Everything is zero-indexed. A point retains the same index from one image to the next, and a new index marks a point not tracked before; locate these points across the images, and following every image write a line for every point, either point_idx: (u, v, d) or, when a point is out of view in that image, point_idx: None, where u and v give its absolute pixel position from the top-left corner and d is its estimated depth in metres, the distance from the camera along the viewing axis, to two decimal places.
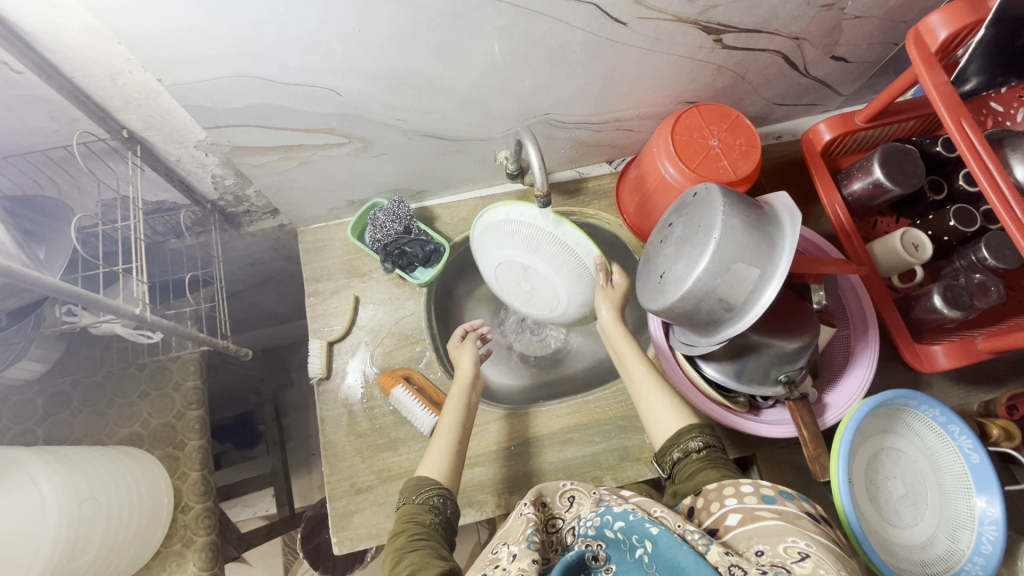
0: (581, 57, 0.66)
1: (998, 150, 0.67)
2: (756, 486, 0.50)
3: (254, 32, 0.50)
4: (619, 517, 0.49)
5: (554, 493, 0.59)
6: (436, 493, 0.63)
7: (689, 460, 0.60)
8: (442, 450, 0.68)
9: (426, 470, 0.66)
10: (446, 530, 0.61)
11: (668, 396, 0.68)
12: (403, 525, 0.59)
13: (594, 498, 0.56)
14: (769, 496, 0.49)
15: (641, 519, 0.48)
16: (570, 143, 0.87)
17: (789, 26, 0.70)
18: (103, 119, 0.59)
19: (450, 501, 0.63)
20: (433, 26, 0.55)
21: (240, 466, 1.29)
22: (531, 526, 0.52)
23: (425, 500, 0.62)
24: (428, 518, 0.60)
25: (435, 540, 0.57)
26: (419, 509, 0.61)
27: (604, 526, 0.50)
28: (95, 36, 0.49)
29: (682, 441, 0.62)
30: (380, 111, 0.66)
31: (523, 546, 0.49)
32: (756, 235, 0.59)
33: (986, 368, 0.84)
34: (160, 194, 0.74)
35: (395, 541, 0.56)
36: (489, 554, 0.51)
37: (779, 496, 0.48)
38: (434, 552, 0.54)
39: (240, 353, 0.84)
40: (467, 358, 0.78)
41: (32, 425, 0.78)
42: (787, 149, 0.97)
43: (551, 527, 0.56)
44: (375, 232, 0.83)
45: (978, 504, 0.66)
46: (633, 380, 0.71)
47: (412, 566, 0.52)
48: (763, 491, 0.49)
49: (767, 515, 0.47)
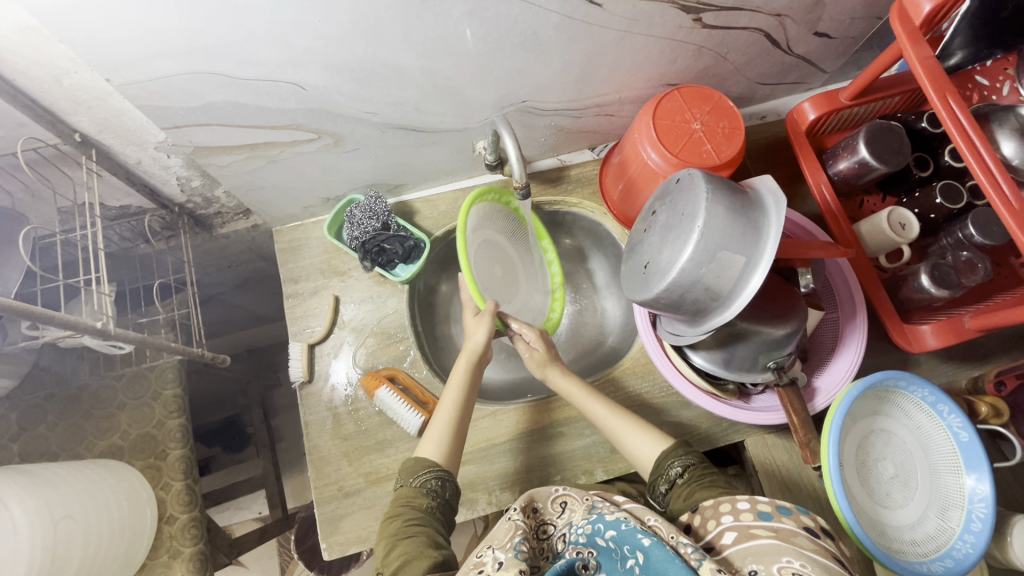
0: (556, 42, 0.64)
1: (985, 126, 0.65)
2: (752, 503, 0.50)
3: (205, 25, 0.47)
4: (611, 526, 0.50)
5: (546, 499, 0.59)
6: (433, 476, 0.63)
7: (677, 488, 0.61)
8: (442, 423, 0.69)
9: (426, 451, 0.67)
10: (445, 512, 0.62)
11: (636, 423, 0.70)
12: (399, 508, 0.60)
13: (587, 505, 0.56)
14: (766, 512, 0.48)
15: (632, 530, 0.48)
16: (550, 131, 0.85)
17: (769, 2, 0.68)
18: (52, 123, 0.55)
19: (448, 483, 0.64)
20: (397, 13, 0.52)
21: (230, 469, 1.27)
22: (518, 535, 0.51)
23: (422, 483, 0.63)
24: (424, 502, 0.61)
25: (430, 526, 0.58)
26: (416, 492, 0.62)
27: (595, 535, 0.50)
28: (32, 34, 0.45)
29: (665, 470, 0.63)
30: (350, 105, 0.63)
31: (509, 554, 0.48)
32: (741, 222, 0.57)
33: (973, 345, 0.83)
34: (123, 199, 0.71)
35: (388, 526, 0.58)
36: (475, 559, 0.50)
37: (775, 511, 0.48)
38: (427, 540, 0.55)
39: (218, 361, 0.82)
40: (480, 325, 0.74)
41: (4, 442, 0.75)
42: (772, 129, 0.95)
43: (543, 534, 0.56)
44: (353, 229, 0.80)
45: (967, 482, 0.67)
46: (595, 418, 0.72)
47: (403, 557, 0.53)
48: (759, 507, 0.49)
49: (763, 533, 0.46)
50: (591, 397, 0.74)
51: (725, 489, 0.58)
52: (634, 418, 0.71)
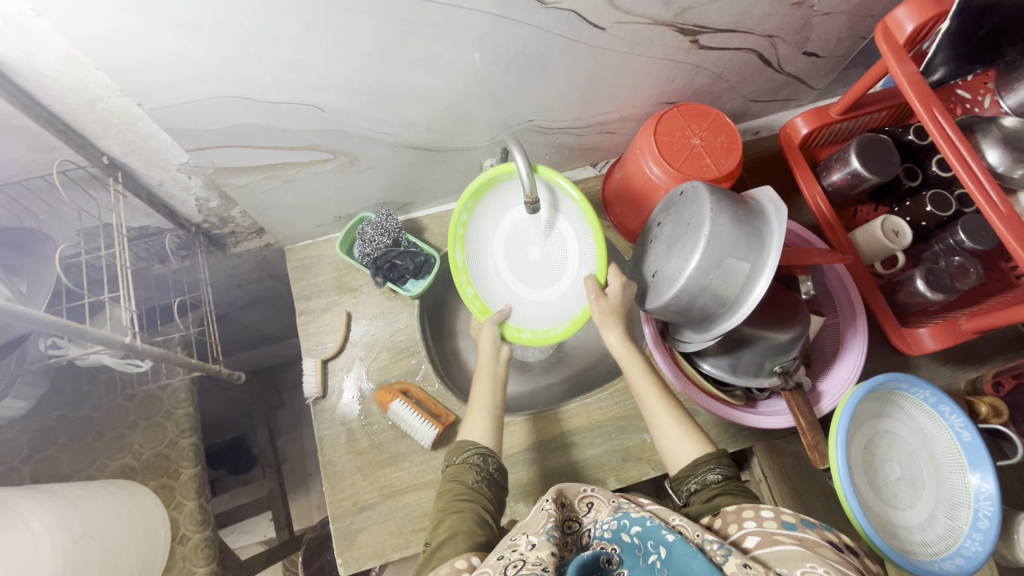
0: (561, 63, 0.67)
1: (970, 136, 0.69)
2: (777, 513, 0.49)
3: (234, 52, 0.50)
4: (636, 523, 0.51)
5: (574, 496, 0.61)
6: (475, 452, 0.65)
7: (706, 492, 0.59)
8: (482, 422, 0.69)
9: (472, 433, 0.68)
10: (491, 488, 0.62)
11: (682, 425, 0.67)
12: (447, 484, 0.61)
13: (613, 505, 0.57)
14: (790, 522, 0.48)
15: (656, 526, 0.49)
16: (554, 149, 0.88)
17: (762, 24, 0.72)
18: (82, 146, 0.57)
19: (491, 460, 0.64)
20: (414, 39, 0.55)
21: (235, 492, 1.26)
22: (551, 522, 0.53)
23: (465, 459, 0.64)
24: (470, 477, 0.62)
25: (478, 502, 0.59)
26: (461, 468, 0.63)
27: (620, 531, 0.51)
28: (72, 62, 0.48)
29: (700, 473, 0.61)
30: (366, 126, 0.66)
31: (541, 538, 0.49)
32: (744, 231, 0.60)
33: (969, 347, 0.86)
34: (142, 220, 0.73)
35: (439, 501, 0.60)
36: (508, 541, 0.51)
37: (800, 523, 0.47)
38: (473, 517, 0.56)
39: (232, 378, 0.83)
40: (486, 330, 0.75)
41: (16, 464, 0.75)
42: (766, 144, 0.99)
43: (569, 528, 0.57)
44: (364, 246, 0.82)
45: (972, 481, 0.68)
46: (646, 407, 0.70)
47: (450, 530, 0.54)
48: (783, 517, 0.48)
49: (787, 540, 0.46)
50: (646, 378, 0.71)
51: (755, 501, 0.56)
52: (681, 412, 0.68)
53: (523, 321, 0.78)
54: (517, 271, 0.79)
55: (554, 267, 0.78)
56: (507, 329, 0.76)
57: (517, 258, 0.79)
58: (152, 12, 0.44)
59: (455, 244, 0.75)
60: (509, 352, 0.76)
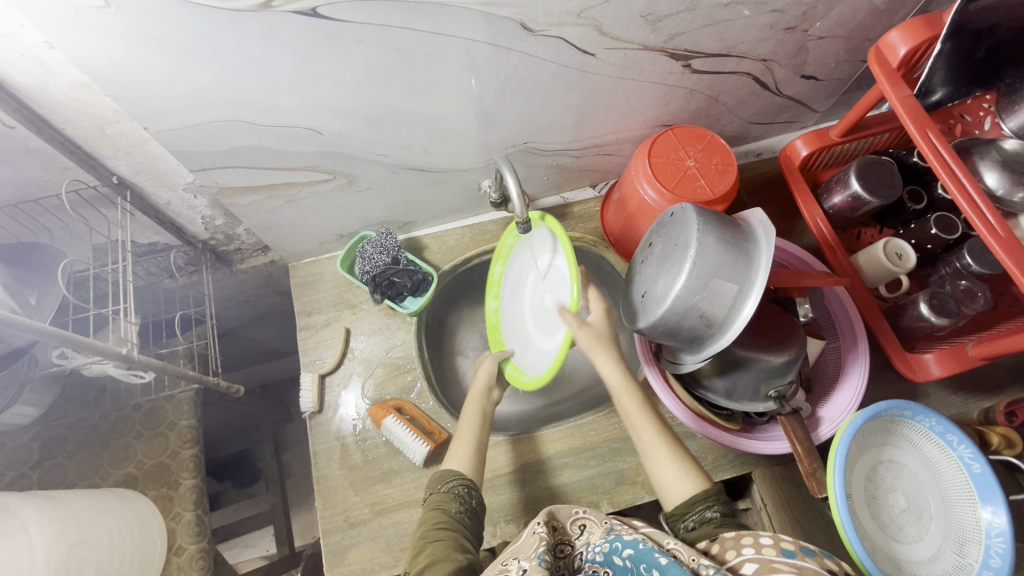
0: (554, 88, 0.68)
1: (968, 159, 0.67)
2: (775, 539, 0.48)
3: (234, 79, 0.53)
4: (628, 545, 0.52)
5: (567, 518, 0.60)
6: (460, 483, 0.65)
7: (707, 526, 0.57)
8: (462, 452, 0.71)
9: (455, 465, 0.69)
10: (472, 520, 0.62)
11: (679, 459, 0.64)
12: (432, 512, 0.61)
13: (605, 527, 0.57)
14: (789, 550, 0.46)
15: (649, 550, 0.50)
16: (552, 170, 0.89)
17: (755, 49, 0.72)
18: (93, 166, 0.61)
19: (474, 492, 0.65)
20: (406, 67, 0.57)
21: (240, 505, 1.28)
22: (544, 545, 0.53)
23: (450, 488, 0.64)
24: (452, 506, 0.62)
25: (457, 531, 0.59)
26: (444, 496, 0.63)
27: (612, 554, 0.52)
28: (82, 90, 0.51)
29: (698, 510, 0.59)
30: (363, 148, 0.68)
31: (534, 563, 0.50)
32: (732, 252, 0.60)
33: (981, 375, 0.83)
34: (151, 237, 0.76)
35: (420, 528, 0.59)
36: (500, 566, 0.52)
37: (799, 550, 0.46)
38: (454, 544, 0.56)
39: (231, 391, 0.85)
40: (488, 364, 0.79)
41: (25, 471, 0.78)
42: (768, 166, 0.99)
43: (561, 552, 0.57)
44: (364, 264, 0.84)
45: (983, 516, 0.65)
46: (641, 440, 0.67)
47: (431, 557, 0.54)
48: (782, 544, 0.47)
49: (784, 568, 0.44)
50: (642, 411, 0.69)
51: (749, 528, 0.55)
52: (677, 446, 0.66)
53: (528, 364, 0.75)
54: (540, 324, 0.75)
55: (560, 297, 0.70)
56: (507, 366, 0.79)
57: (543, 313, 0.74)
58: (159, 44, 0.47)
59: (489, 318, 0.85)
60: (498, 397, 0.79)
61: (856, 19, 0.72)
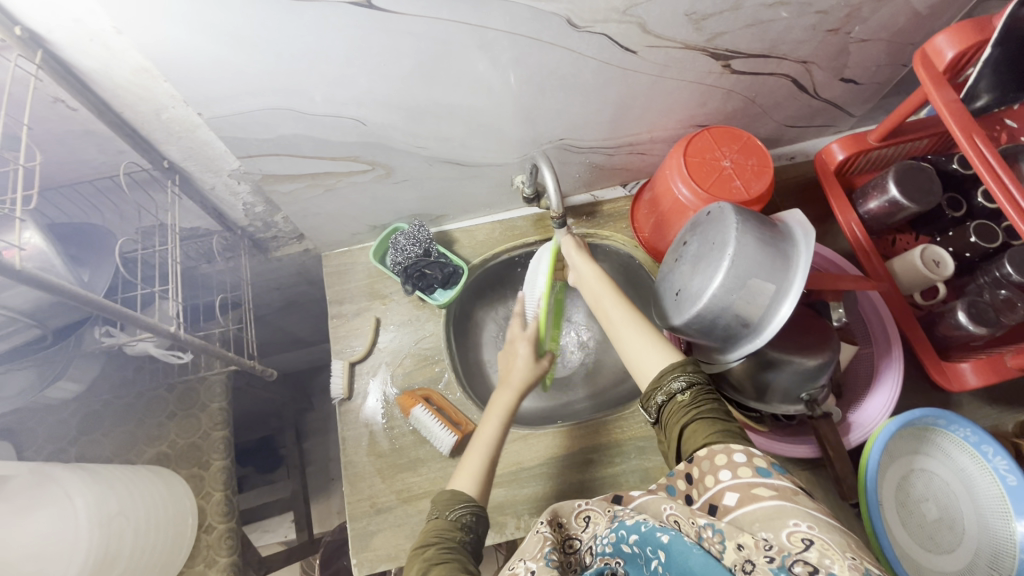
0: (594, 85, 0.69)
1: (1015, 166, 0.66)
2: (749, 457, 0.49)
3: (286, 68, 0.54)
4: (632, 531, 0.48)
5: (569, 513, 0.60)
6: (468, 510, 0.59)
7: (676, 404, 0.58)
8: (474, 460, 0.65)
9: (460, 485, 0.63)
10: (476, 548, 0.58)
11: (653, 336, 0.65)
12: (432, 539, 0.55)
13: (609, 516, 0.56)
14: (764, 469, 0.48)
15: (652, 528, 0.46)
16: (585, 168, 0.89)
17: (796, 50, 0.72)
18: (147, 150, 0.63)
19: (482, 519, 0.60)
20: (452, 59, 0.58)
21: (261, 489, 1.30)
22: (548, 545, 0.53)
23: (458, 517, 0.58)
24: (460, 536, 0.56)
25: (464, 557, 0.54)
26: (452, 527, 0.57)
27: (620, 542, 0.48)
28: (144, 75, 0.53)
29: (666, 382, 0.59)
30: (403, 140, 0.69)
31: (540, 563, 0.50)
32: (770, 252, 0.60)
33: (1018, 387, 0.81)
34: (194, 221, 0.78)
35: (424, 553, 0.53)
36: (507, 571, 0.52)
37: (774, 469, 0.47)
38: (461, 567, 0.51)
39: (264, 374, 0.87)
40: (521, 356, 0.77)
41: (65, 445, 0.80)
42: (801, 169, 0.98)
43: (570, 548, 0.57)
44: (398, 256, 0.86)
45: (1018, 529, 0.63)
46: (613, 323, 0.68)
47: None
48: (757, 463, 0.48)
49: (766, 494, 0.45)
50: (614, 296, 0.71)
51: (720, 419, 0.55)
52: (648, 324, 0.66)
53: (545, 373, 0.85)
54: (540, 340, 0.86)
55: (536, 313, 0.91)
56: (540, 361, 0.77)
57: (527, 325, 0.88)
58: (220, 31, 0.49)
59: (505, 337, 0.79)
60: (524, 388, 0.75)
61: (901, 22, 0.71)
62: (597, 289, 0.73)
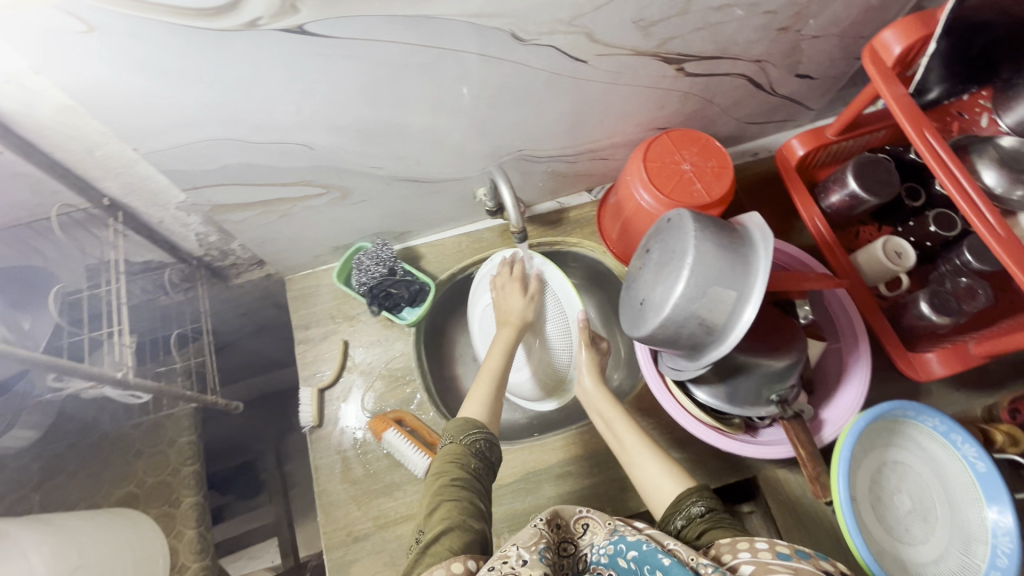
0: (548, 95, 0.68)
1: (965, 157, 0.67)
2: (771, 543, 0.46)
3: (222, 98, 0.52)
4: (633, 547, 0.50)
5: (570, 517, 0.60)
6: (482, 438, 0.65)
7: (695, 524, 0.56)
8: (484, 393, 0.72)
9: (472, 413, 0.69)
10: (486, 472, 0.63)
11: (663, 460, 0.66)
12: (446, 463, 0.61)
13: (609, 527, 0.56)
14: (785, 553, 0.44)
15: (652, 550, 0.49)
16: (547, 176, 0.88)
17: (749, 50, 0.72)
18: (84, 189, 0.60)
19: (494, 447, 0.66)
20: (397, 79, 0.57)
21: (244, 516, 1.26)
22: (543, 542, 0.52)
23: (472, 441, 0.64)
24: (470, 461, 0.62)
25: (473, 492, 0.59)
26: (463, 450, 0.63)
27: (617, 555, 0.51)
28: (69, 113, 0.50)
29: (685, 507, 0.59)
30: (356, 162, 0.68)
31: (534, 556, 0.49)
32: (730, 258, 0.59)
33: (985, 371, 0.82)
34: (147, 255, 0.74)
35: (434, 483, 0.60)
36: (499, 553, 0.51)
37: (795, 552, 0.43)
38: (469, 507, 0.57)
39: (230, 408, 0.87)
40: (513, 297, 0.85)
41: (26, 493, 0.77)
42: (764, 165, 0.99)
43: (564, 551, 0.57)
44: (361, 275, 0.84)
45: (990, 515, 0.64)
46: (622, 446, 0.70)
47: (445, 522, 0.54)
48: (778, 548, 0.44)
49: (782, 570, 0.42)
50: (623, 417, 0.73)
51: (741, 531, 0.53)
52: (661, 452, 0.68)
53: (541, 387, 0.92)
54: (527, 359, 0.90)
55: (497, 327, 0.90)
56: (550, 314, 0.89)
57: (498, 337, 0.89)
58: (146, 66, 0.47)
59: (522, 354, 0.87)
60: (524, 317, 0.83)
61: (850, 16, 0.71)
62: (604, 408, 0.76)
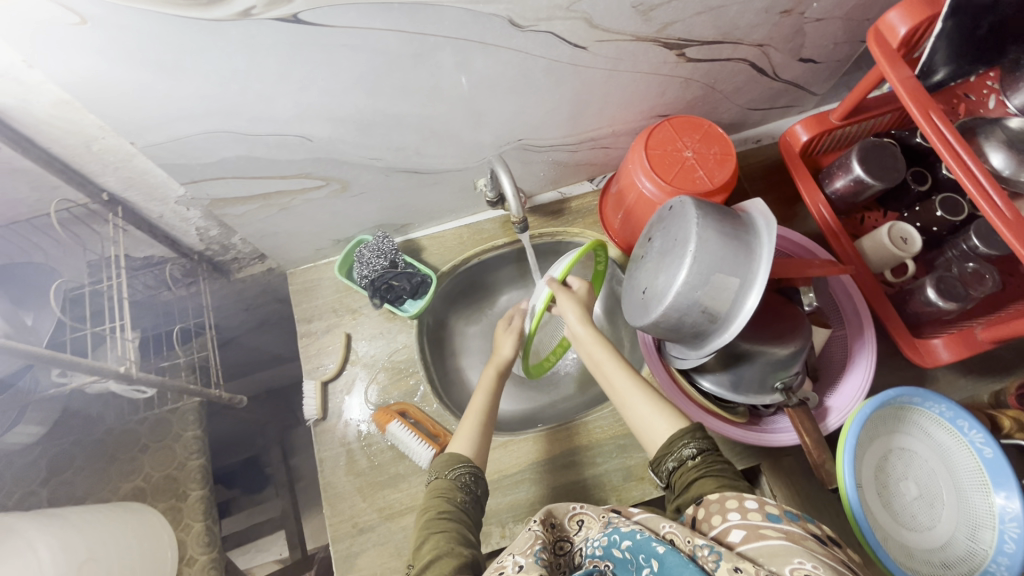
0: (548, 83, 0.67)
1: (972, 140, 0.66)
2: (761, 504, 0.48)
3: (216, 89, 0.52)
4: (626, 537, 0.49)
5: (564, 515, 0.60)
6: (467, 470, 0.65)
7: (685, 469, 0.57)
8: (471, 424, 0.71)
9: (457, 447, 0.68)
10: (474, 507, 0.63)
11: (654, 399, 0.65)
12: (432, 499, 0.62)
13: (603, 521, 0.56)
14: (775, 514, 0.46)
15: (647, 539, 0.48)
16: (548, 166, 0.88)
17: (750, 34, 0.71)
18: (82, 184, 0.60)
19: (479, 480, 0.65)
20: (393, 69, 0.56)
21: (251, 510, 1.27)
22: (538, 543, 0.53)
23: (458, 475, 0.64)
24: (457, 496, 0.62)
25: (462, 522, 0.59)
26: (451, 485, 0.63)
27: (611, 546, 0.50)
28: (65, 107, 0.50)
29: (676, 449, 0.59)
30: (356, 153, 0.67)
31: (529, 559, 0.50)
32: (733, 245, 0.59)
33: (992, 357, 0.81)
34: (147, 250, 0.75)
35: (422, 518, 0.60)
36: (496, 564, 0.51)
37: (784, 515, 0.46)
38: (459, 536, 0.57)
39: (234, 402, 0.86)
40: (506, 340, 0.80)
41: (34, 488, 0.78)
42: (768, 152, 0.98)
43: (561, 549, 0.57)
44: (362, 268, 0.84)
45: (997, 501, 0.63)
46: (615, 388, 0.68)
47: (434, 551, 0.54)
48: (767, 509, 0.46)
49: (773, 534, 0.44)
50: (611, 357, 0.70)
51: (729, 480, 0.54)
52: (653, 390, 0.66)
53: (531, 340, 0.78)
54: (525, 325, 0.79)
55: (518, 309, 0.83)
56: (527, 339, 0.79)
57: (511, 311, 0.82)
58: (140, 58, 0.46)
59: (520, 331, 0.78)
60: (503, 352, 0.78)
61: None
62: (595, 353, 0.72)
